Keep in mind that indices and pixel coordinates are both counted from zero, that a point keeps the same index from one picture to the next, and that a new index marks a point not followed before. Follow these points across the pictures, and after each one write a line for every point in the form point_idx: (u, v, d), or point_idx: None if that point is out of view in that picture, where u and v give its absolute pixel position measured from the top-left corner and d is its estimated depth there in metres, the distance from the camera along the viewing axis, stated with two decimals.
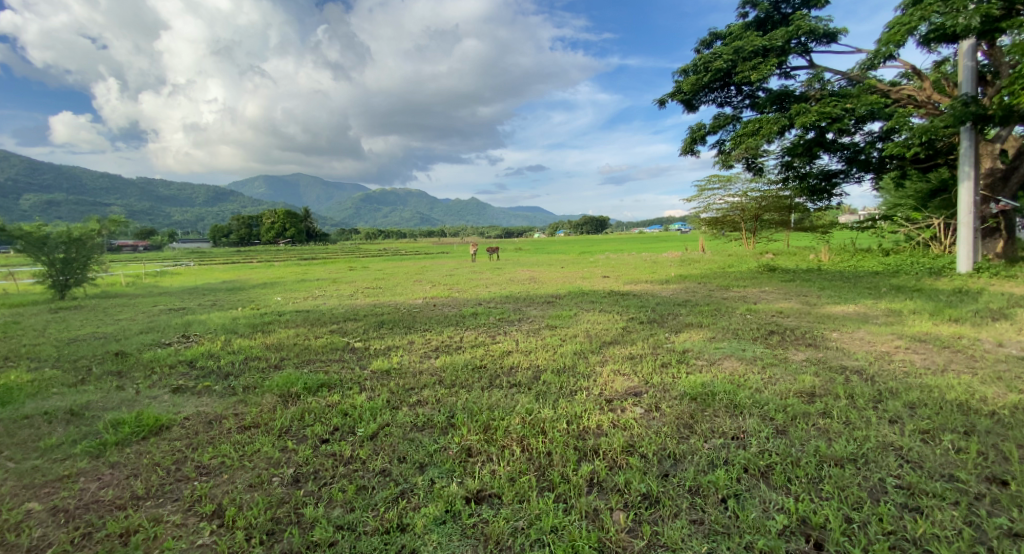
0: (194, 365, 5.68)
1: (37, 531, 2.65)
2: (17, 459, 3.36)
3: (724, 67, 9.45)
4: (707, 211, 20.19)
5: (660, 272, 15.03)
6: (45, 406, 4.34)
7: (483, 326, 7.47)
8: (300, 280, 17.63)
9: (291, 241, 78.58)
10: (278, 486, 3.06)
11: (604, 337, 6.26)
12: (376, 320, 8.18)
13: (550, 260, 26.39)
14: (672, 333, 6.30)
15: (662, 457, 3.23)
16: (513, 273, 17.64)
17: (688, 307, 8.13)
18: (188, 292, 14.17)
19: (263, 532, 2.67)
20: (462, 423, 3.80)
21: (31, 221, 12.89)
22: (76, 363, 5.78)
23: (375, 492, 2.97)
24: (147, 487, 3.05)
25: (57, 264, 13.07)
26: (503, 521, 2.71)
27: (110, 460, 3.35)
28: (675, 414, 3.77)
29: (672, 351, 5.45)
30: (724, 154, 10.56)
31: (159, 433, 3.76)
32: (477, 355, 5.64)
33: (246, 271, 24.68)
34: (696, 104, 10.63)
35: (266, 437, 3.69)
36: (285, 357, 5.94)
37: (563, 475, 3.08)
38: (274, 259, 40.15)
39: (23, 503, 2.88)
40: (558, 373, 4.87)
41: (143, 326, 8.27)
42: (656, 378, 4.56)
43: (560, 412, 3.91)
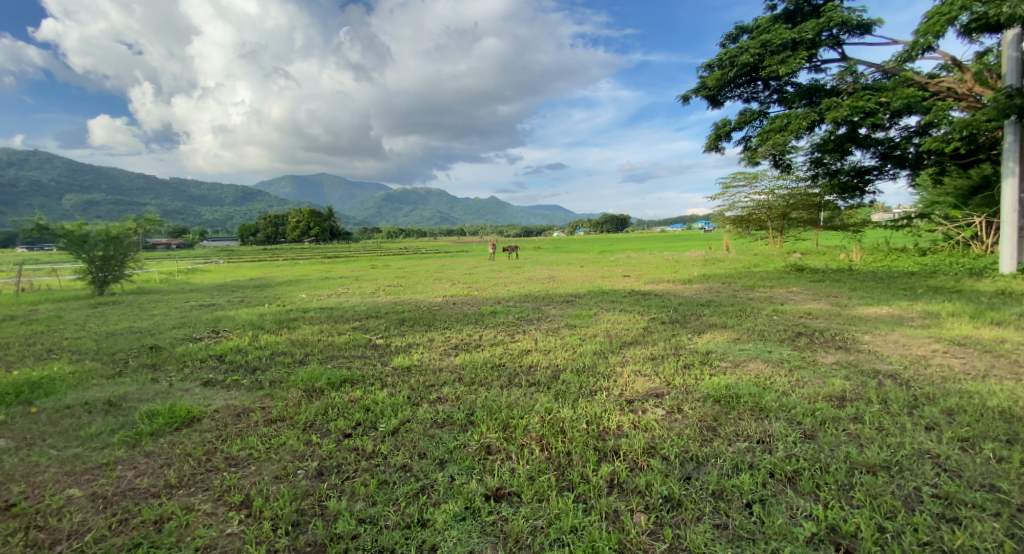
0: (224, 359, 5.83)
1: (77, 516, 2.75)
2: (59, 447, 3.51)
3: (751, 61, 9.22)
4: (733, 209, 19.79)
5: (684, 272, 14.46)
6: (85, 396, 4.51)
7: (503, 325, 7.46)
8: (323, 277, 17.91)
9: (316, 240, 80.03)
10: (303, 479, 3.11)
11: (625, 337, 6.19)
12: (397, 318, 8.24)
13: (567, 260, 25.20)
14: (696, 334, 6.18)
15: (684, 459, 3.18)
16: (532, 272, 17.59)
17: (711, 307, 7.96)
18: (218, 289, 14.58)
19: (288, 523, 2.72)
20: (481, 421, 3.80)
21: (73, 221, 13.41)
22: (114, 356, 6.00)
23: (396, 487, 3.00)
24: (180, 476, 3.14)
25: (96, 261, 13.57)
26: (523, 520, 2.70)
27: (145, 449, 3.47)
28: (698, 416, 3.70)
29: (695, 352, 5.35)
30: (751, 151, 10.30)
31: (191, 425, 3.88)
32: (497, 354, 5.63)
33: (272, 269, 25.19)
34: (721, 100, 10.42)
35: (291, 430, 3.76)
36: (309, 353, 6.05)
37: (583, 476, 3.06)
38: (300, 258, 41.04)
39: (64, 489, 3.00)
40: (578, 373, 4.84)
41: (176, 321, 8.56)
42: (679, 379, 4.48)
43: (580, 412, 3.87)
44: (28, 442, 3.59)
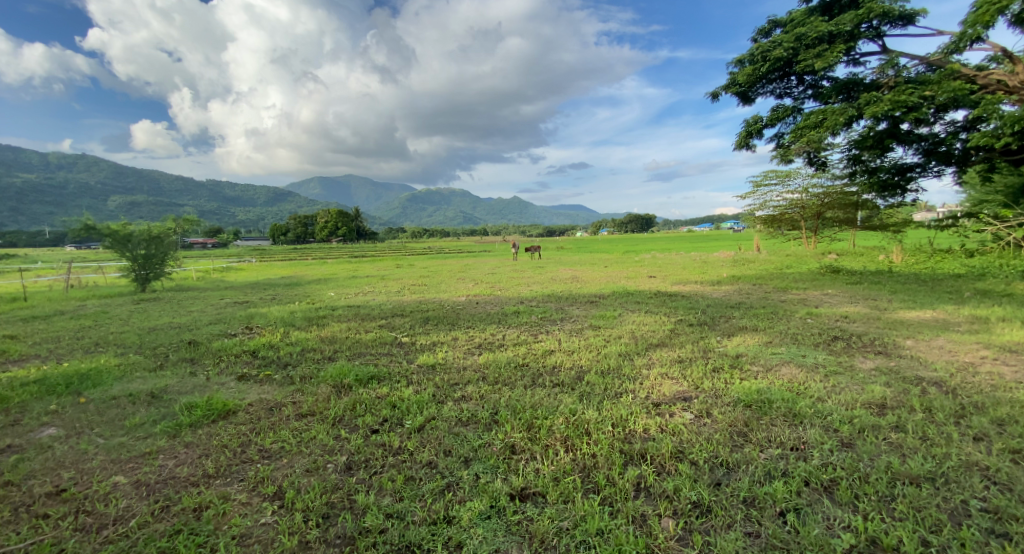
0: (257, 354, 6.01)
1: (122, 502, 2.88)
2: (106, 436, 3.68)
3: (785, 55, 8.96)
4: (764, 208, 19.28)
5: (711, 273, 14.58)
6: (130, 388, 4.72)
7: (527, 325, 7.45)
8: (350, 276, 18.26)
9: (343, 240, 81.63)
10: (332, 473, 3.18)
11: (651, 339, 6.10)
12: (422, 317, 8.33)
13: (591, 260, 25.17)
14: (725, 337, 6.04)
15: (713, 465, 3.11)
16: (555, 272, 17.51)
17: (741, 309, 7.77)
18: (251, 287, 15.00)
19: (319, 515, 2.78)
20: (505, 420, 3.81)
21: (118, 220, 14.05)
22: (156, 350, 6.26)
23: (422, 484, 3.03)
24: (217, 467, 3.25)
25: (139, 259, 14.15)
26: (548, 520, 2.69)
27: (184, 440, 3.60)
28: (727, 421, 3.62)
29: (724, 355, 5.23)
30: (784, 149, 10.02)
31: (227, 417, 4.01)
32: (520, 354, 5.62)
33: (302, 268, 25.80)
34: (752, 96, 10.17)
35: (321, 425, 3.85)
36: (337, 350, 6.17)
37: (609, 478, 3.03)
38: (328, 257, 41.89)
39: (111, 475, 3.15)
40: (602, 374, 4.79)
41: (212, 317, 8.86)
42: (708, 382, 4.39)
43: (606, 414, 3.83)
44: (77, 430, 3.77)
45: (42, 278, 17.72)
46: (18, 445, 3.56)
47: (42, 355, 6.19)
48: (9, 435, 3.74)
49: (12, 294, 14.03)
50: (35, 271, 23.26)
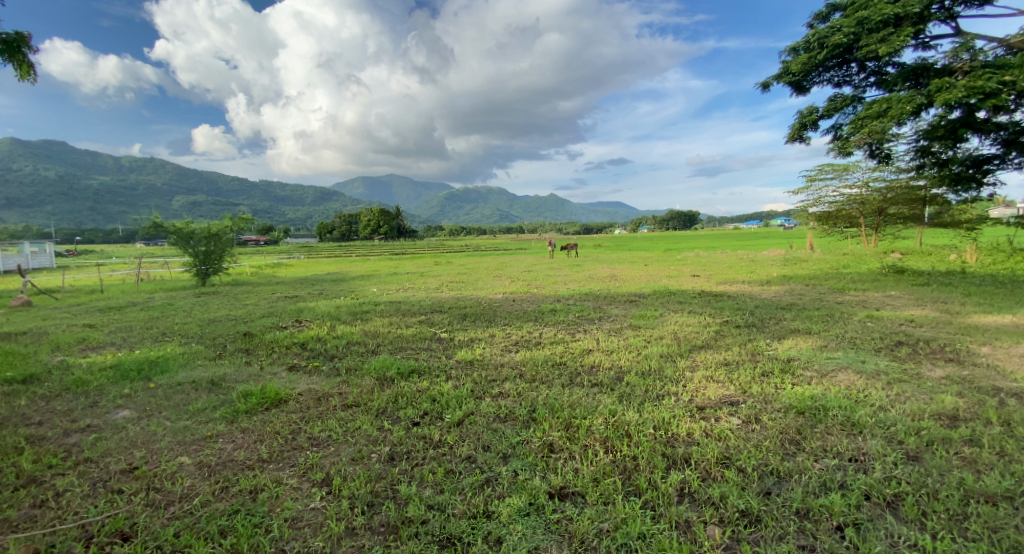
0: (306, 346, 6.25)
1: (187, 481, 3.06)
2: (172, 419, 3.93)
3: (845, 41, 8.46)
4: (818, 204, 18.33)
5: (760, 272, 13.95)
6: (192, 375, 5.03)
7: (565, 323, 7.40)
8: (391, 273, 18.75)
9: (386, 237, 83.73)
10: (376, 463, 3.27)
11: (695, 340, 5.92)
12: (460, 313, 8.43)
13: (630, 261, 23.11)
14: (775, 339, 5.79)
15: (763, 473, 2.98)
16: (594, 270, 17.34)
17: (793, 311, 7.41)
18: (300, 282, 15.66)
19: (364, 503, 2.86)
20: (544, 419, 3.79)
21: (182, 219, 15.04)
22: (215, 340, 6.66)
23: (462, 477, 3.07)
24: (270, 452, 3.41)
25: (200, 255, 15.05)
26: (589, 521, 2.66)
27: (241, 426, 3.79)
28: (777, 428, 3.47)
29: (774, 359, 5.00)
30: (842, 141, 9.47)
31: (279, 406, 4.20)
32: (558, 353, 5.59)
33: (346, 264, 26.73)
34: (807, 86, 9.67)
35: (365, 415, 3.96)
36: (380, 343, 6.34)
37: (650, 482, 2.96)
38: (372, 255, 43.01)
39: (177, 456, 3.36)
40: (643, 376, 4.69)
41: (265, 310, 9.32)
42: (756, 387, 4.22)
43: (647, 416, 3.75)
44: (147, 413, 4.05)
45: (116, 272, 19.20)
46: (96, 425, 3.85)
47: (117, 342, 6.70)
48: (89, 415, 4.05)
49: (90, 286, 15.28)
50: (110, 266, 25.23)
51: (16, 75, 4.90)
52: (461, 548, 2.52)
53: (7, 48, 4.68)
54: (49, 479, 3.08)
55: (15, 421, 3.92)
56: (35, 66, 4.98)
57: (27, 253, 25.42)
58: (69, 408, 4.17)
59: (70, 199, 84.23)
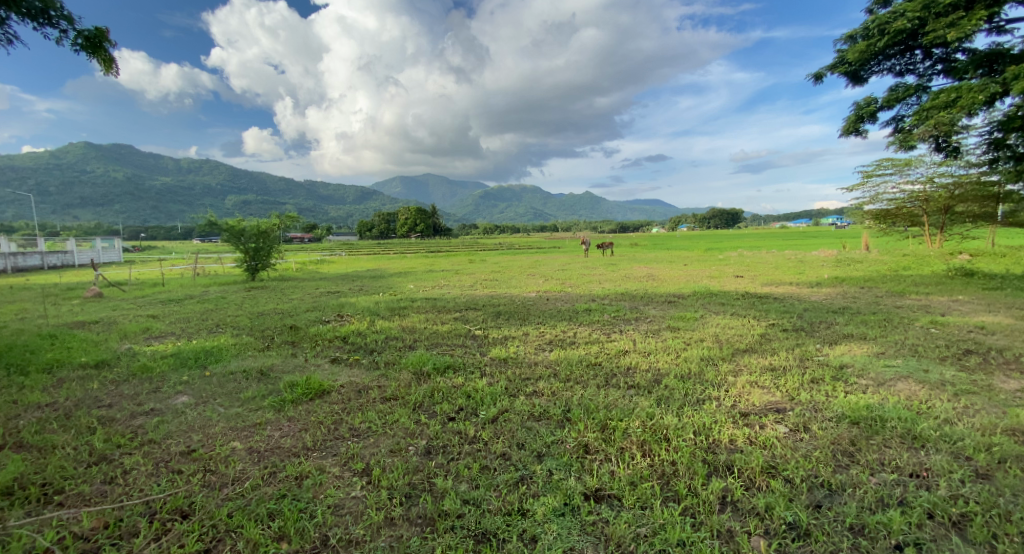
0: (347, 340, 6.44)
1: (238, 465, 3.20)
2: (226, 406, 4.13)
3: (908, 27, 7.93)
4: (874, 202, 17.32)
5: (809, 273, 13.31)
6: (243, 365, 5.28)
7: (600, 323, 7.29)
8: (427, 270, 19.08)
9: (423, 235, 85.22)
10: (413, 455, 3.32)
11: (738, 344, 5.71)
12: (494, 311, 8.48)
13: (668, 261, 22.14)
14: (826, 345, 5.50)
15: (813, 484, 2.84)
16: (631, 269, 17.01)
17: (845, 315, 7.03)
18: (341, 279, 16.18)
19: (402, 494, 2.91)
20: (578, 419, 3.75)
21: (233, 217, 15.77)
22: (264, 332, 6.96)
23: (496, 474, 3.07)
24: (314, 440, 3.52)
25: (251, 252, 15.79)
26: (626, 525, 2.61)
27: (287, 415, 3.94)
28: (828, 438, 3.29)
29: (825, 366, 4.75)
30: (904, 134, 8.89)
31: (322, 396, 4.33)
32: (593, 353, 5.52)
33: (385, 262, 27.40)
34: (865, 76, 9.13)
35: (402, 409, 4.03)
36: (417, 339, 6.45)
37: (690, 488, 2.87)
38: (409, 253, 43.82)
39: (230, 441, 3.52)
40: (683, 379, 4.55)
41: (309, 304, 9.67)
42: (805, 394, 4.01)
43: (686, 420, 3.65)
44: (204, 399, 4.27)
45: (175, 267, 20.40)
46: (158, 409, 4.09)
47: (176, 332, 7.12)
48: (152, 399, 4.31)
49: (153, 279, 16.38)
50: (169, 261, 26.89)
51: (101, 70, 5.27)
52: (496, 545, 2.52)
53: (90, 45, 5.03)
54: (118, 457, 3.29)
55: (88, 403, 4.22)
56: (116, 60, 5.32)
57: (99, 248, 27.48)
58: (135, 393, 4.45)
59: (134, 198, 90.06)
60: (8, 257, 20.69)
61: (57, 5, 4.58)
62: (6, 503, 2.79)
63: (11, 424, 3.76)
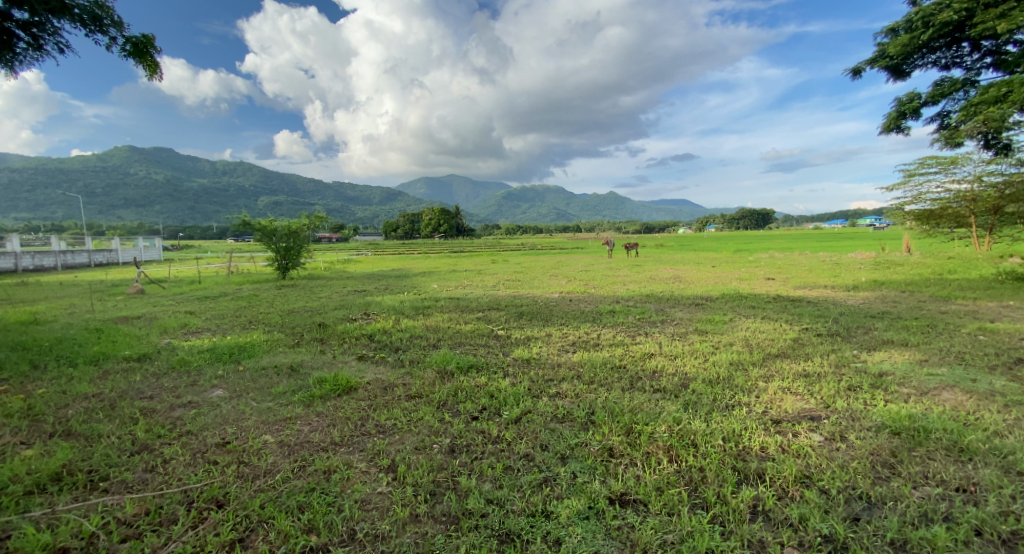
0: (373, 338, 6.53)
1: (270, 458, 3.29)
2: (258, 400, 4.25)
3: (955, 18, 7.57)
4: (917, 202, 16.58)
5: (846, 276, 12.85)
6: (274, 360, 5.43)
7: (624, 325, 7.20)
8: (450, 270, 19.23)
9: (447, 235, 85.99)
10: (437, 454, 3.34)
11: (769, 348, 5.55)
12: (517, 311, 8.46)
13: (697, 260, 22.88)
14: (864, 351, 5.29)
15: (850, 496, 2.73)
16: (657, 271, 16.78)
17: (885, 320, 6.75)
18: (368, 277, 16.48)
19: (427, 491, 2.93)
20: (603, 422, 3.71)
21: (265, 217, 16.23)
22: (294, 329, 7.13)
23: (520, 475, 3.07)
24: (341, 436, 3.59)
25: (282, 251, 16.24)
26: (652, 531, 2.56)
27: (316, 410, 4.02)
28: (867, 448, 3.16)
29: (863, 373, 4.56)
30: (950, 130, 8.49)
31: (349, 393, 4.41)
32: (617, 355, 5.46)
33: (410, 262, 27.78)
34: (907, 70, 8.76)
35: (427, 407, 4.07)
36: (441, 338, 6.50)
37: (719, 495, 2.81)
38: (434, 252, 44.38)
39: (262, 434, 3.62)
40: (711, 384, 4.45)
41: (337, 303, 9.88)
42: (841, 401, 3.87)
43: (715, 426, 3.56)
44: (237, 393, 4.41)
45: (210, 266, 21.11)
46: (196, 401, 4.24)
47: (211, 328, 7.36)
48: (190, 392, 4.47)
49: (190, 277, 16.98)
50: (205, 260, 27.90)
51: (146, 75, 5.49)
52: (520, 546, 2.52)
53: (137, 51, 5.25)
54: (158, 447, 3.42)
55: (131, 394, 4.41)
56: (161, 66, 5.54)
57: (140, 247, 28.72)
58: (174, 386, 4.62)
59: (173, 199, 93.69)
60: (58, 255, 21.84)
61: (106, 13, 4.80)
62: (56, 488, 2.94)
63: (61, 413, 3.96)
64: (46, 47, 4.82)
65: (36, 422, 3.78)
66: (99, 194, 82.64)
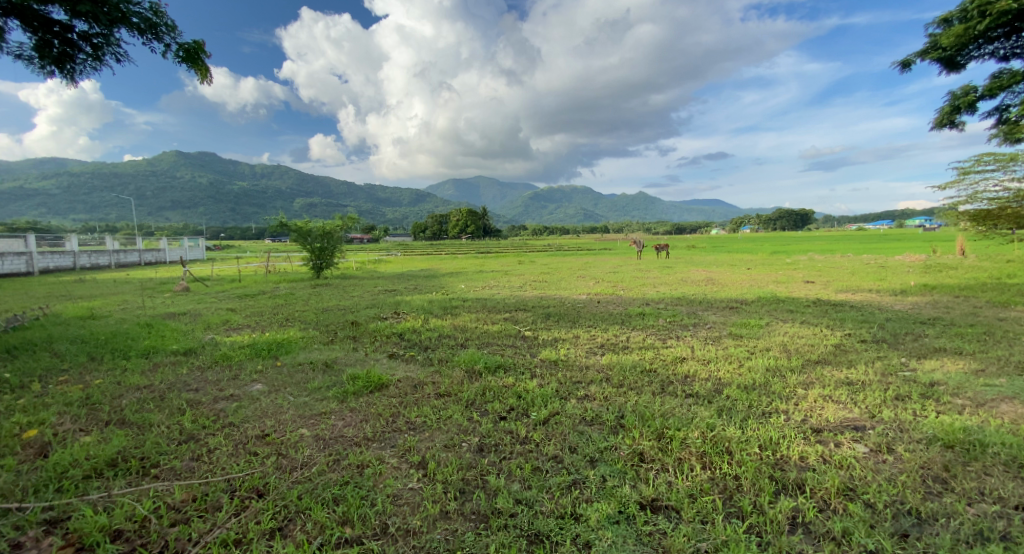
0: (403, 337, 6.63)
1: (307, 451, 3.38)
2: (295, 394, 4.39)
3: (1015, 7, 7.12)
4: (972, 202, 15.65)
5: (893, 280, 12.24)
6: (309, 357, 5.58)
7: (654, 328, 7.07)
8: (478, 271, 19.37)
9: (476, 236, 86.63)
10: (466, 452, 3.37)
11: (809, 354, 5.34)
12: (545, 312, 8.44)
13: (732, 260, 23.56)
14: (913, 359, 5.02)
15: (898, 511, 2.60)
16: (689, 273, 16.41)
17: (936, 327, 6.39)
18: (398, 277, 16.79)
19: (456, 489, 2.96)
20: (633, 426, 3.65)
21: (302, 218, 16.72)
22: (328, 327, 7.31)
23: (549, 476, 3.05)
24: (373, 432, 3.66)
25: (316, 251, 16.70)
26: (684, 538, 2.51)
27: (349, 405, 4.12)
28: (916, 461, 3.00)
29: (912, 382, 4.33)
30: (1009, 125, 7.98)
31: (381, 389, 4.50)
32: (647, 358, 5.37)
33: (440, 262, 28.13)
34: (962, 61, 8.29)
35: (456, 405, 4.10)
36: (469, 338, 6.54)
37: (756, 505, 2.72)
38: (463, 252, 44.82)
39: (298, 428, 3.73)
40: (746, 390, 4.32)
41: (369, 302, 10.08)
42: (887, 412, 3.69)
43: (751, 433, 3.45)
44: (276, 388, 4.56)
45: (249, 265, 21.92)
46: (237, 394, 4.41)
47: (250, 325, 7.64)
48: (232, 385, 4.65)
49: (231, 275, 17.67)
50: (245, 259, 29.07)
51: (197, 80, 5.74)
52: (549, 547, 2.51)
53: (188, 57, 5.49)
54: (203, 437, 3.58)
55: (178, 386, 4.63)
56: (211, 71, 5.78)
57: (186, 246, 30.11)
58: (217, 379, 4.83)
59: (216, 201, 97.75)
60: (113, 254, 23.24)
61: (161, 21, 5.04)
62: (111, 473, 3.10)
63: (116, 402, 4.19)
64: (106, 55, 5.11)
65: (93, 410, 4.02)
66: (148, 196, 87.09)
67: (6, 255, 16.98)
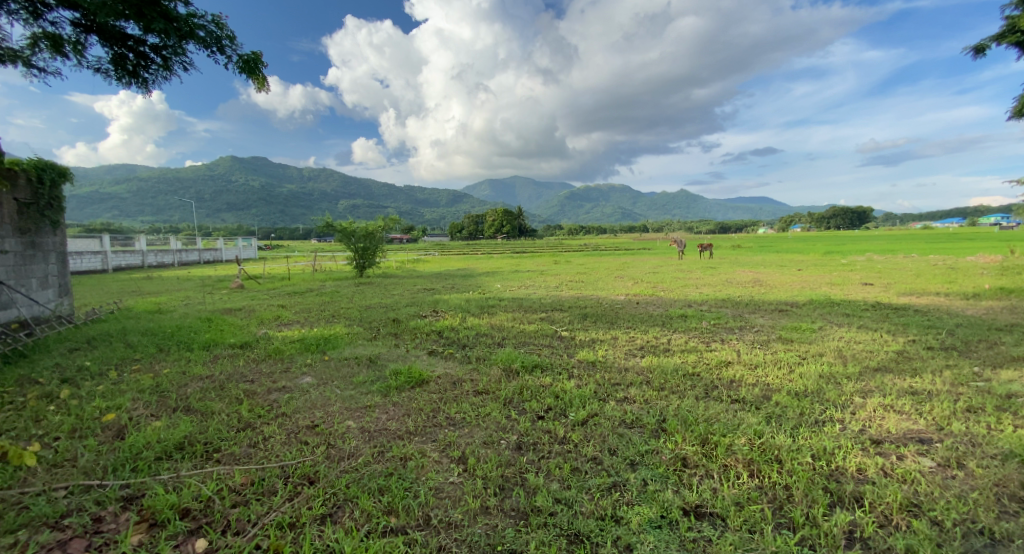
0: (443, 334, 6.75)
1: (353, 442, 3.51)
2: (341, 388, 4.55)
3: None
4: None
5: (963, 282, 11.38)
6: (354, 352, 5.78)
7: (697, 330, 6.88)
8: (514, 271, 19.43)
9: (515, 236, 86.89)
10: (505, 449, 3.39)
11: (867, 361, 5.05)
12: (582, 313, 8.36)
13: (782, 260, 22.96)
14: (985, 368, 4.66)
15: (968, 531, 2.43)
16: (734, 273, 15.84)
17: (1012, 334, 5.89)
18: (438, 276, 17.09)
19: (496, 485, 2.99)
20: (675, 430, 3.57)
21: (347, 219, 17.29)
22: (370, 324, 7.54)
23: (588, 477, 3.03)
24: (415, 426, 3.74)
25: (360, 251, 17.23)
26: (731, 547, 2.44)
27: (392, 400, 4.23)
28: (989, 478, 2.79)
29: (985, 393, 4.02)
30: None
31: (422, 385, 4.59)
32: (690, 361, 5.24)
33: (478, 262, 28.38)
34: None
35: (495, 403, 4.14)
36: (506, 337, 6.58)
37: (808, 517, 2.61)
38: (500, 252, 45.06)
39: (345, 420, 3.87)
40: (797, 397, 4.14)
41: (409, 300, 10.32)
42: (957, 424, 3.44)
43: (802, 442, 3.31)
44: (323, 381, 4.75)
45: (298, 264, 22.90)
46: (288, 386, 4.63)
47: (299, 320, 7.98)
48: (284, 378, 4.88)
49: (281, 274, 18.48)
50: (295, 259, 30.42)
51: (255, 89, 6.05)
52: (590, 547, 2.50)
53: (248, 67, 5.79)
54: (259, 425, 3.77)
55: (235, 377, 4.89)
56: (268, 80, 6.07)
57: (240, 246, 31.76)
58: (270, 371, 5.07)
59: (268, 202, 102.62)
60: (176, 253, 24.87)
61: (223, 34, 5.33)
62: (179, 455, 3.32)
63: (182, 390, 4.49)
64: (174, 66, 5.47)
65: (162, 397, 4.32)
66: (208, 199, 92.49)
67: (85, 254, 18.46)
